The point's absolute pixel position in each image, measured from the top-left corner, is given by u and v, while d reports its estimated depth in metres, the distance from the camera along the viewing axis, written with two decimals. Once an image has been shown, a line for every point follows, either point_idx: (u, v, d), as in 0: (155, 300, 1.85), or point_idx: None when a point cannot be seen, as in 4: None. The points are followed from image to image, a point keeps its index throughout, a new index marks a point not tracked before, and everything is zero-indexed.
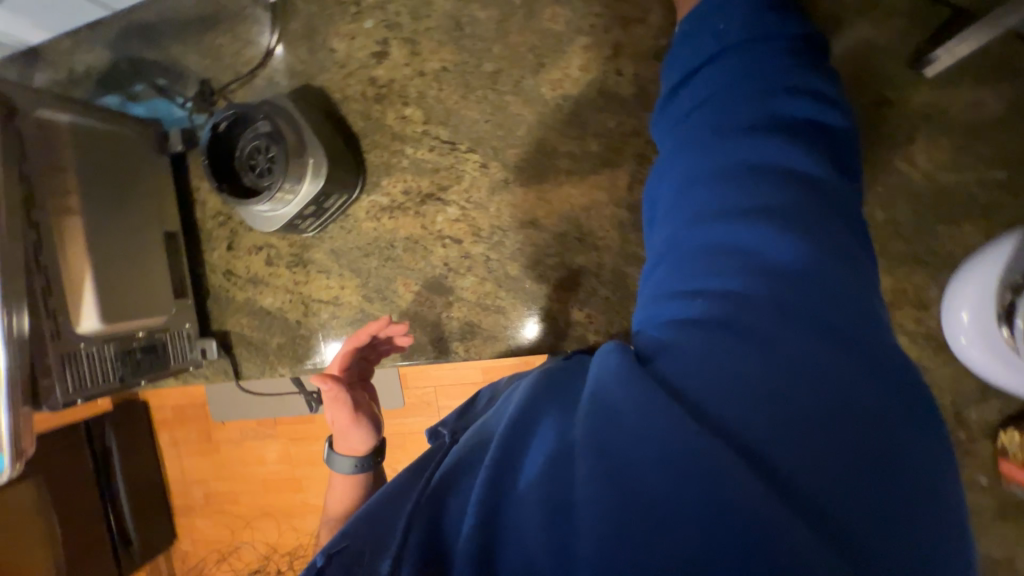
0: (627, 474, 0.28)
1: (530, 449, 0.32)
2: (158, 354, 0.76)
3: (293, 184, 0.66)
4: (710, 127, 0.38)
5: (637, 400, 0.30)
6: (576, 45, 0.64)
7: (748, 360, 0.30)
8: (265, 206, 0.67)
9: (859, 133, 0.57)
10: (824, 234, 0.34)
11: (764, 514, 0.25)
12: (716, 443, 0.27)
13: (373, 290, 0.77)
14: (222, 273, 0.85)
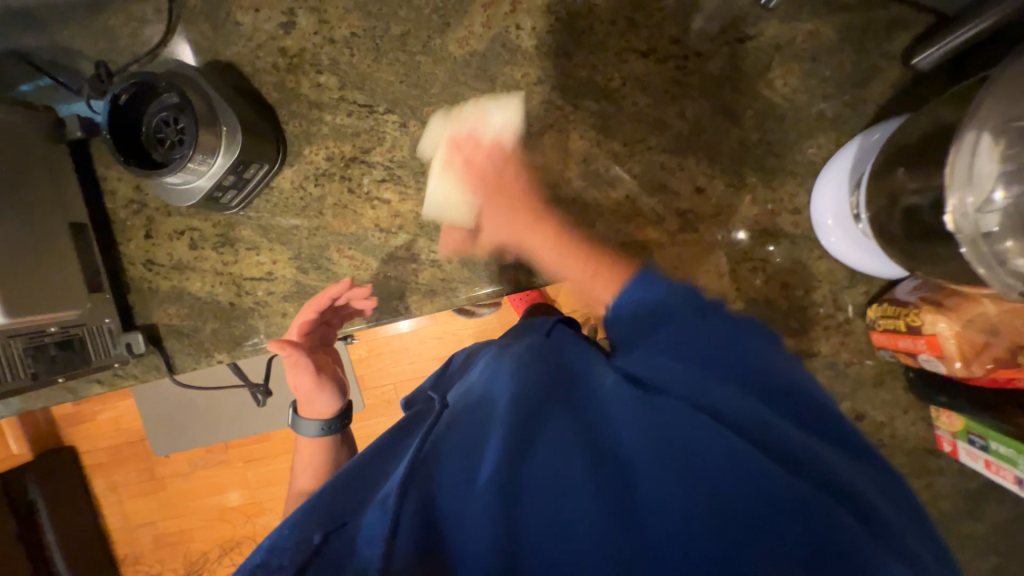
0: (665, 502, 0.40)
1: (563, 443, 0.46)
2: (76, 350, 0.72)
3: (207, 154, 0.65)
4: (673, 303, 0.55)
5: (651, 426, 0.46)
6: (476, 4, 0.69)
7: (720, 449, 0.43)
8: (178, 177, 0.65)
9: (729, 67, 0.66)
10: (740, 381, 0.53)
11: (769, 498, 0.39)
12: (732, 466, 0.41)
13: (307, 260, 0.77)
14: (142, 264, 0.81)
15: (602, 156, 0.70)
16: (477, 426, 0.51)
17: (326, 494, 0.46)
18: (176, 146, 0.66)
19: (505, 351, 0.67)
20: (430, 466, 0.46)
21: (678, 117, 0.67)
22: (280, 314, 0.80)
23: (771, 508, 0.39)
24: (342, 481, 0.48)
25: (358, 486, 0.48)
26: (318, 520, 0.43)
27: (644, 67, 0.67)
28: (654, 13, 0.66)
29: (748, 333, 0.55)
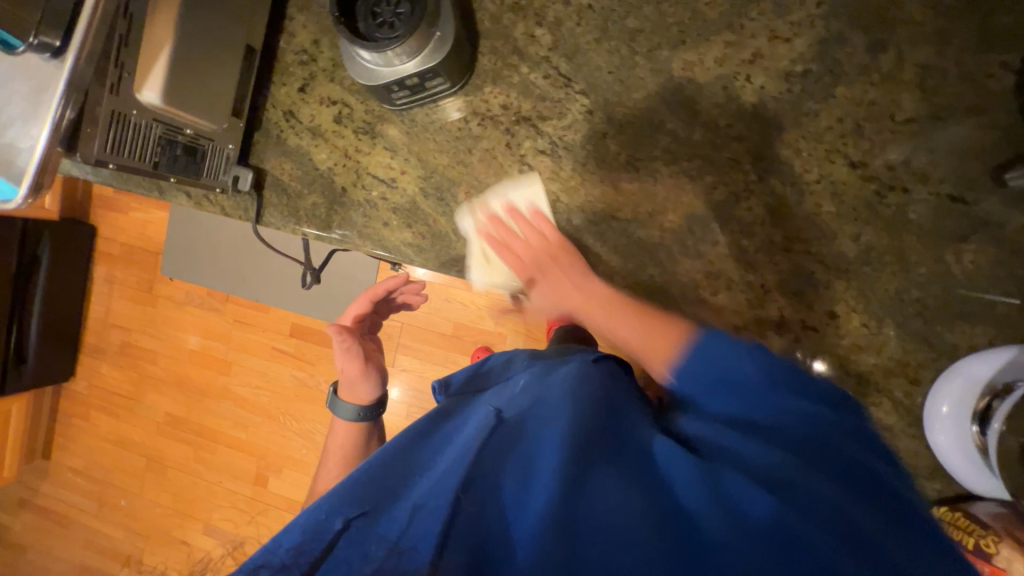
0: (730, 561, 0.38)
1: (610, 482, 0.46)
2: (195, 160, 0.72)
3: (406, 52, 0.65)
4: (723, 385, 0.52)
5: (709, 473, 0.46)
6: (720, 38, 0.67)
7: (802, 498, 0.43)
8: (370, 55, 0.65)
9: (927, 219, 0.63)
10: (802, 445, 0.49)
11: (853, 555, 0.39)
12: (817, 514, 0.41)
13: (432, 187, 0.76)
14: (282, 111, 0.81)
15: (759, 236, 0.67)
16: (517, 435, 0.53)
17: (360, 483, 0.49)
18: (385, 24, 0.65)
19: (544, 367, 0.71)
20: (477, 481, 0.49)
21: (852, 238, 0.65)
22: (380, 221, 0.78)
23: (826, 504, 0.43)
24: (368, 473, 0.51)
25: (386, 483, 0.50)
26: (342, 507, 0.46)
27: (845, 176, 0.65)
28: (882, 131, 0.64)
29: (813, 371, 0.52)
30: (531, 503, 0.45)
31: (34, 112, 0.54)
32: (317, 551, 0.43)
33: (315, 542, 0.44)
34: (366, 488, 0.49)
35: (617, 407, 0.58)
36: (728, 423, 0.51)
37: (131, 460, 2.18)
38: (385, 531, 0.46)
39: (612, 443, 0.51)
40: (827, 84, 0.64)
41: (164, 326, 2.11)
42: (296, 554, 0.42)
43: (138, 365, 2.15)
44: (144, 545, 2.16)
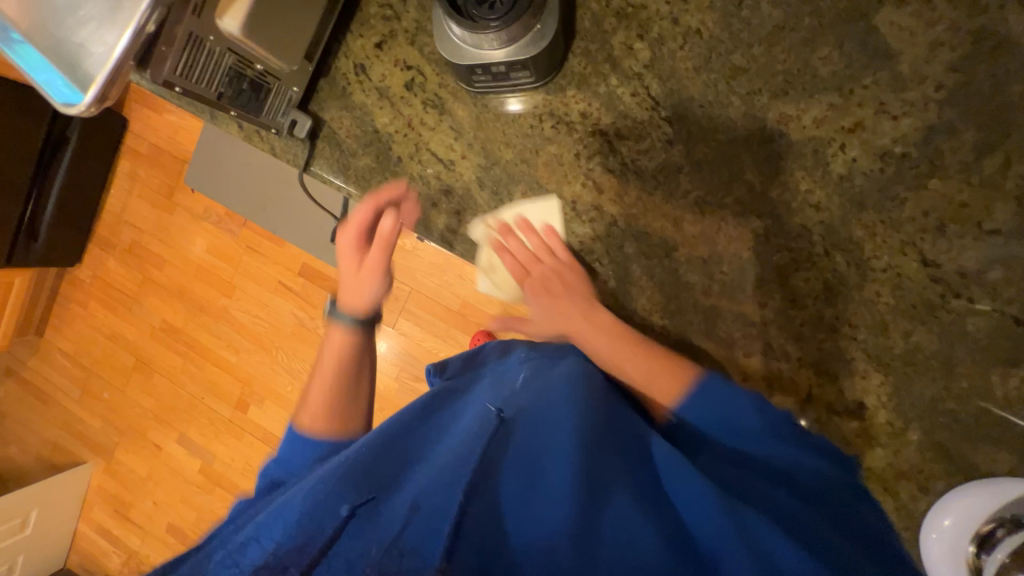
0: None
1: (618, 521, 0.44)
2: (259, 97, 0.70)
3: (498, 38, 0.64)
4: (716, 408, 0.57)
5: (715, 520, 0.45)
6: (824, 98, 0.63)
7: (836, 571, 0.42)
8: (460, 34, 0.65)
9: (983, 334, 0.61)
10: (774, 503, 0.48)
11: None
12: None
13: (490, 179, 0.74)
14: (353, 64, 0.78)
15: (809, 310, 0.65)
16: (514, 433, 0.52)
17: (360, 458, 0.48)
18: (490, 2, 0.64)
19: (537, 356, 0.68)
20: (484, 481, 0.47)
21: (901, 334, 0.63)
22: (429, 200, 0.76)
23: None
24: (365, 456, 0.49)
25: (379, 469, 0.49)
26: (347, 488, 0.45)
27: (914, 271, 0.62)
28: (964, 234, 0.61)
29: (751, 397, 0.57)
30: (529, 515, 0.46)
31: (110, 20, 0.52)
32: (316, 551, 0.41)
33: (326, 527, 0.43)
34: (360, 477, 0.47)
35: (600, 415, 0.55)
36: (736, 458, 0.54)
37: (121, 356, 2.21)
38: (394, 520, 0.44)
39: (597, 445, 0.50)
40: (922, 173, 0.62)
41: (177, 236, 2.10)
42: (298, 542, 0.42)
43: (144, 267, 2.15)
44: (117, 439, 2.21)
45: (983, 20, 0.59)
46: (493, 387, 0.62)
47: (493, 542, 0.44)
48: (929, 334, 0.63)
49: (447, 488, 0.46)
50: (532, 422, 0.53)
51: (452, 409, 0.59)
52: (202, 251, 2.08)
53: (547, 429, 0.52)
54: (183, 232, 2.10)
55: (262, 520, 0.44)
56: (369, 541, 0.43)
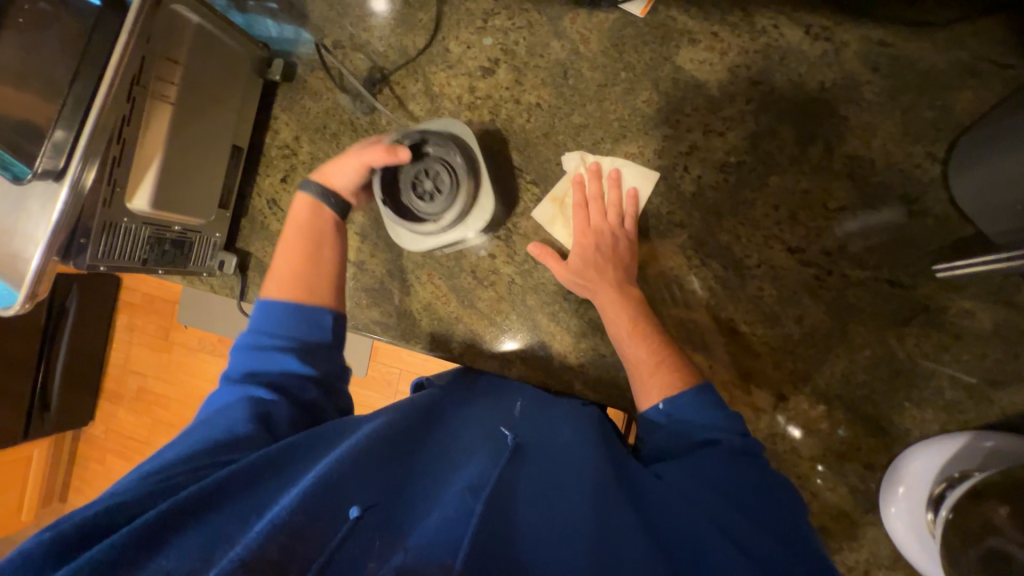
0: None
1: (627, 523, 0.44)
2: (184, 252, 0.80)
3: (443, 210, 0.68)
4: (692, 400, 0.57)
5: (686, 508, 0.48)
6: (657, 133, 0.71)
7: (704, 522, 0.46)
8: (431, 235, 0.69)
9: (867, 301, 0.64)
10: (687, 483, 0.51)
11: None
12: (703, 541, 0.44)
13: (398, 269, 0.81)
14: (266, 200, 0.89)
15: (704, 317, 0.69)
16: (531, 460, 0.51)
17: (364, 456, 0.45)
18: (421, 172, 0.69)
19: (527, 395, 0.68)
20: (509, 496, 0.45)
21: (795, 319, 0.66)
22: (351, 300, 0.83)
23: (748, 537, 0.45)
24: (375, 463, 0.45)
25: (388, 485, 0.45)
26: (351, 492, 0.41)
27: (784, 259, 0.67)
28: (817, 217, 0.66)
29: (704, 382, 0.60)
30: (552, 514, 0.45)
31: (26, 229, 0.61)
32: (328, 542, 0.38)
33: (328, 532, 0.38)
34: (366, 479, 0.43)
35: (599, 445, 0.55)
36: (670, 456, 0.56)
37: None
38: (427, 528, 0.42)
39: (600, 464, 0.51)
40: (761, 174, 0.68)
41: (176, 371, 2.20)
42: (311, 523, 0.37)
43: (151, 409, 2.24)
44: None
45: (765, 38, 0.68)
46: (497, 416, 0.61)
47: (502, 546, 0.40)
48: (818, 315, 0.65)
49: (466, 494, 0.45)
50: (537, 448, 0.54)
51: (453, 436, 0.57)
52: (201, 381, 2.17)
53: (552, 457, 0.53)
54: (181, 367, 2.20)
55: (238, 504, 0.39)
56: (379, 546, 0.39)
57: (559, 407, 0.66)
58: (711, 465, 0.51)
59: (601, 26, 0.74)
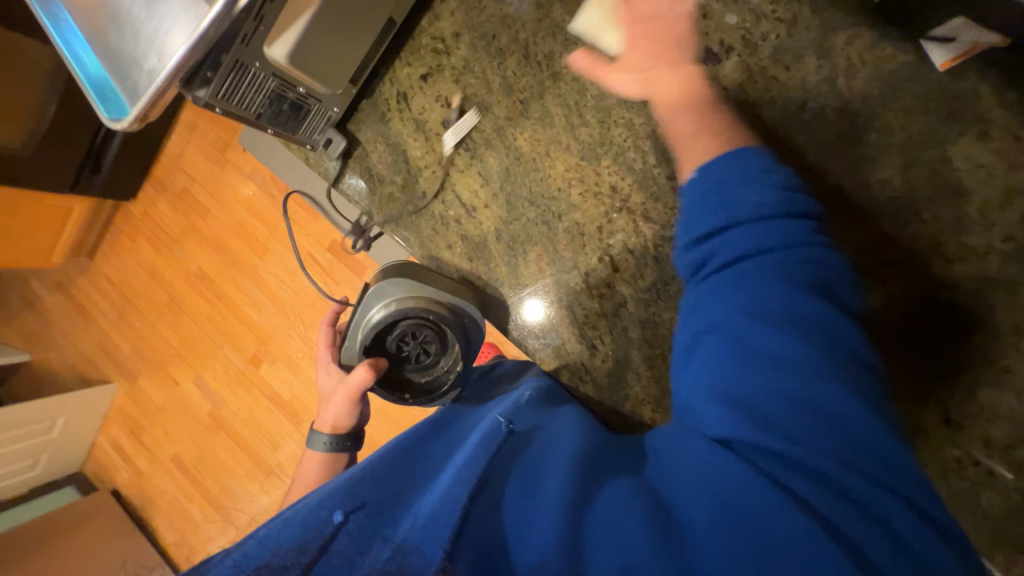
0: None
1: (620, 511, 0.37)
2: (298, 118, 0.71)
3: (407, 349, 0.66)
4: (721, 180, 0.42)
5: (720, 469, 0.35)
6: (873, 223, 0.59)
7: (803, 484, 0.33)
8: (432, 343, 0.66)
9: (998, 511, 0.56)
10: (759, 380, 0.36)
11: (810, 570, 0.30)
12: (757, 495, 0.33)
13: (508, 234, 0.73)
14: (397, 91, 0.77)
15: None
16: (509, 457, 0.48)
17: (358, 474, 0.46)
18: (422, 356, 0.66)
19: (536, 394, 0.64)
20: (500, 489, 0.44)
21: None
22: (445, 243, 0.76)
23: (841, 499, 0.33)
24: (363, 480, 0.45)
25: (383, 493, 0.45)
26: (337, 500, 0.42)
27: (933, 424, 0.58)
28: (999, 399, 0.56)
29: (766, 184, 0.41)
30: (519, 511, 0.42)
31: (158, 38, 0.53)
32: (316, 548, 0.38)
33: (311, 543, 0.38)
34: (352, 496, 0.43)
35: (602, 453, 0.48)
36: (729, 395, 0.37)
37: (155, 293, 2.34)
38: (415, 525, 0.41)
39: (605, 473, 0.44)
40: (965, 326, 0.56)
41: (221, 189, 2.19)
42: (305, 546, 0.37)
43: (189, 215, 2.26)
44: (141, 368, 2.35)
45: None
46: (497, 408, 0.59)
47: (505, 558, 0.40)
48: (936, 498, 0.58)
49: (441, 496, 0.44)
50: (533, 444, 0.50)
51: (463, 435, 0.58)
52: (241, 209, 2.16)
53: (548, 447, 0.49)
54: (227, 187, 2.18)
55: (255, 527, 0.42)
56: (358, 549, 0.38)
57: (568, 406, 0.62)
58: (739, 385, 0.37)
59: (879, 62, 0.58)
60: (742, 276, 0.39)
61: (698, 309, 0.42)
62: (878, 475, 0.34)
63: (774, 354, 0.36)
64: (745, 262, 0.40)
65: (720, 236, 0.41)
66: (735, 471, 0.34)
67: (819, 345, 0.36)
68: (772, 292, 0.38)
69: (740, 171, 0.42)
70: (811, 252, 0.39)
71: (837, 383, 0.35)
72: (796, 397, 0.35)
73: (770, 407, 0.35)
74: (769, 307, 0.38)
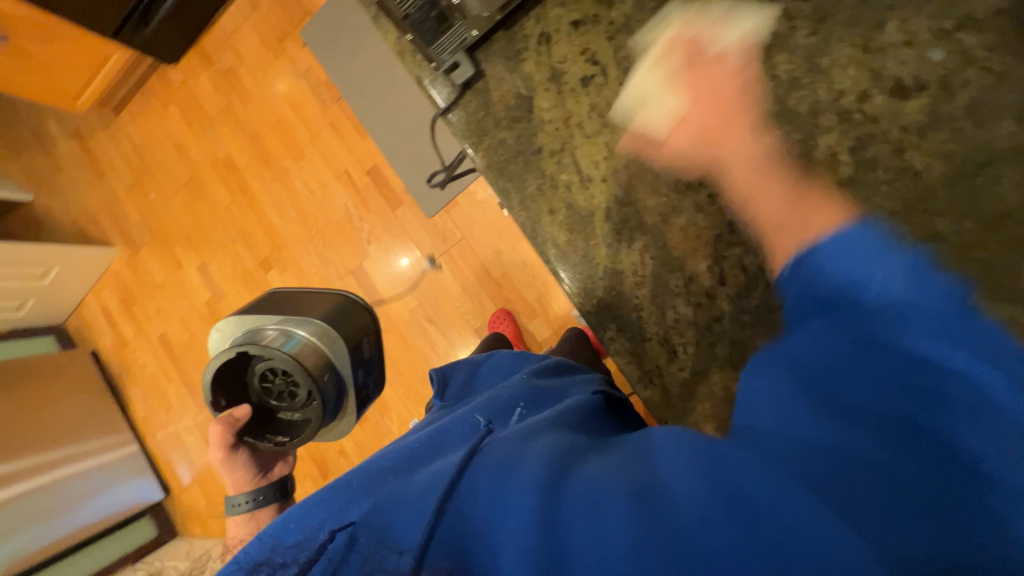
0: (720, 548, 0.33)
1: (596, 470, 0.44)
2: (438, 28, 0.68)
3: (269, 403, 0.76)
4: (852, 259, 0.44)
5: (682, 470, 0.40)
6: None
7: (829, 452, 0.34)
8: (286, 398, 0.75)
9: None
10: (872, 379, 0.37)
11: (807, 535, 0.31)
12: (786, 497, 0.33)
13: (618, 216, 0.70)
14: (542, 30, 0.71)
15: None
16: (487, 451, 0.53)
17: (348, 485, 0.56)
18: (285, 395, 0.75)
19: (523, 396, 0.70)
20: (468, 488, 0.49)
21: None
22: (547, 206, 0.73)
23: (842, 453, 0.34)
24: (354, 480, 0.56)
25: (369, 485, 0.55)
26: (320, 521, 0.52)
27: None
28: None
29: (809, 254, 0.47)
30: (497, 519, 0.44)
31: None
32: (311, 550, 0.49)
33: (307, 548, 0.49)
34: (314, 513, 0.53)
35: (581, 451, 0.50)
36: (790, 370, 0.42)
37: (178, 169, 2.24)
38: (410, 522, 0.47)
39: (577, 467, 0.46)
40: None
41: (272, 81, 2.07)
42: (292, 547, 0.50)
43: (232, 96, 2.14)
44: (146, 240, 2.28)
45: None
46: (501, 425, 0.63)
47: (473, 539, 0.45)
48: None
49: (446, 474, 0.51)
50: (512, 445, 0.52)
51: (453, 432, 0.63)
52: (288, 106, 2.05)
53: (527, 451, 0.50)
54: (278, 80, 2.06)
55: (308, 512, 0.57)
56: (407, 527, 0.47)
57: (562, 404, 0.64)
58: (754, 411, 0.42)
59: None
60: (840, 255, 0.45)
61: (766, 371, 0.44)
62: (870, 414, 0.35)
63: (821, 377, 0.40)
64: (855, 289, 0.43)
65: (831, 292, 0.45)
66: (727, 454, 0.39)
67: (864, 355, 0.39)
68: (829, 341, 0.41)
69: (823, 275, 0.45)
70: (810, 258, 0.47)
71: (890, 354, 0.38)
72: (800, 386, 0.40)
73: (832, 377, 0.39)
74: (858, 341, 0.40)
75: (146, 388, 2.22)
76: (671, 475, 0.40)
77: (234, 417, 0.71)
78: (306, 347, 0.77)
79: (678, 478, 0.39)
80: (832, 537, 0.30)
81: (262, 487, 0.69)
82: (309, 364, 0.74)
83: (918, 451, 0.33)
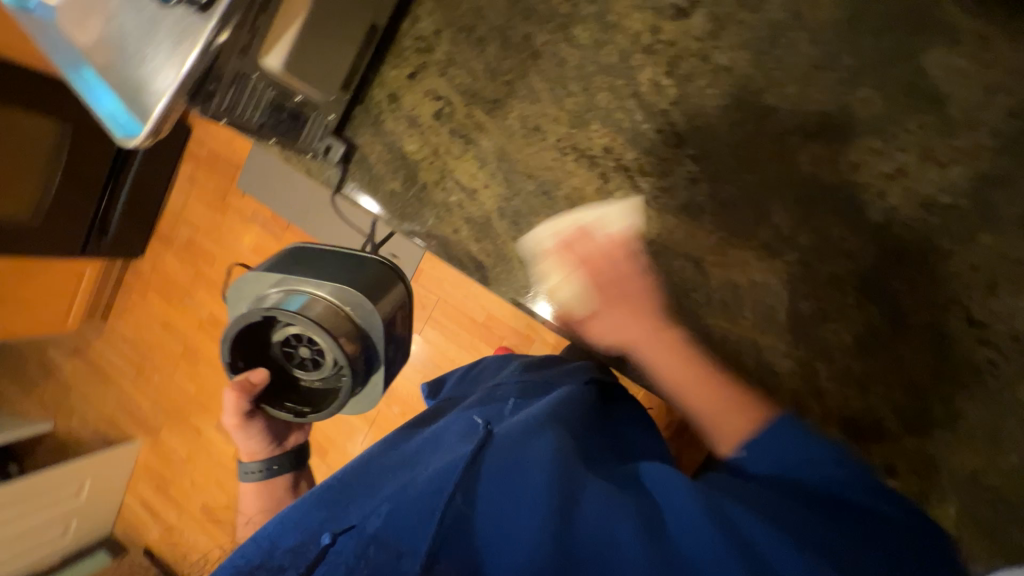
0: (700, 561, 0.46)
1: (592, 492, 0.52)
2: (297, 125, 0.75)
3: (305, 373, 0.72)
4: (657, 480, 0.54)
5: (655, 501, 0.52)
6: (862, 143, 0.60)
7: (781, 562, 0.45)
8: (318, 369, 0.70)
9: None
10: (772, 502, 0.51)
11: (742, 556, 0.45)
12: (712, 557, 0.45)
13: (510, 210, 0.75)
14: (388, 93, 0.81)
15: (835, 364, 0.62)
16: (496, 449, 0.57)
17: (332, 486, 0.59)
18: (308, 363, 0.71)
19: (516, 390, 0.76)
20: (472, 483, 0.54)
21: (941, 400, 0.58)
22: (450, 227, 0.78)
23: (842, 539, 0.49)
24: (336, 479, 0.60)
25: (370, 486, 0.58)
26: (314, 528, 0.54)
27: (958, 331, 0.58)
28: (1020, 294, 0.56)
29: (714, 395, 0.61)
30: (515, 522, 0.50)
31: (144, 56, 0.56)
32: (309, 557, 0.52)
33: (305, 552, 0.53)
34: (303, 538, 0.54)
35: (586, 459, 0.59)
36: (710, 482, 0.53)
37: (171, 344, 2.37)
38: (427, 526, 0.51)
39: (580, 489, 0.52)
40: (973, 228, 0.57)
41: (227, 234, 2.24)
42: (289, 561, 0.52)
43: (197, 262, 2.30)
44: (162, 420, 2.35)
45: None
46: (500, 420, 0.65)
47: (468, 526, 0.52)
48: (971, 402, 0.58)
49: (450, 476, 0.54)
50: (517, 438, 0.57)
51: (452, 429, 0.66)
52: (247, 250, 2.21)
53: (528, 451, 0.55)
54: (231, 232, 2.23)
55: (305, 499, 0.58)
56: (395, 531, 0.52)
57: (556, 396, 0.69)
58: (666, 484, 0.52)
59: None
60: (665, 479, 0.53)
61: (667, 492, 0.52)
62: (844, 557, 0.47)
63: (743, 493, 0.52)
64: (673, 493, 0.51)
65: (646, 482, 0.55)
66: (683, 497, 0.50)
67: (840, 470, 0.53)
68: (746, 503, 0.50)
69: (655, 477, 0.54)
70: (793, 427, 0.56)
71: (800, 471, 0.54)
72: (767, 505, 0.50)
73: (788, 516, 0.49)
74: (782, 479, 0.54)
75: (202, 564, 2.18)
76: (649, 499, 0.52)
77: (247, 390, 0.71)
78: (318, 305, 0.69)
79: (661, 509, 0.51)
80: (778, 563, 0.45)
81: (273, 459, 0.81)
82: (331, 339, 0.67)
83: (857, 521, 0.51)
